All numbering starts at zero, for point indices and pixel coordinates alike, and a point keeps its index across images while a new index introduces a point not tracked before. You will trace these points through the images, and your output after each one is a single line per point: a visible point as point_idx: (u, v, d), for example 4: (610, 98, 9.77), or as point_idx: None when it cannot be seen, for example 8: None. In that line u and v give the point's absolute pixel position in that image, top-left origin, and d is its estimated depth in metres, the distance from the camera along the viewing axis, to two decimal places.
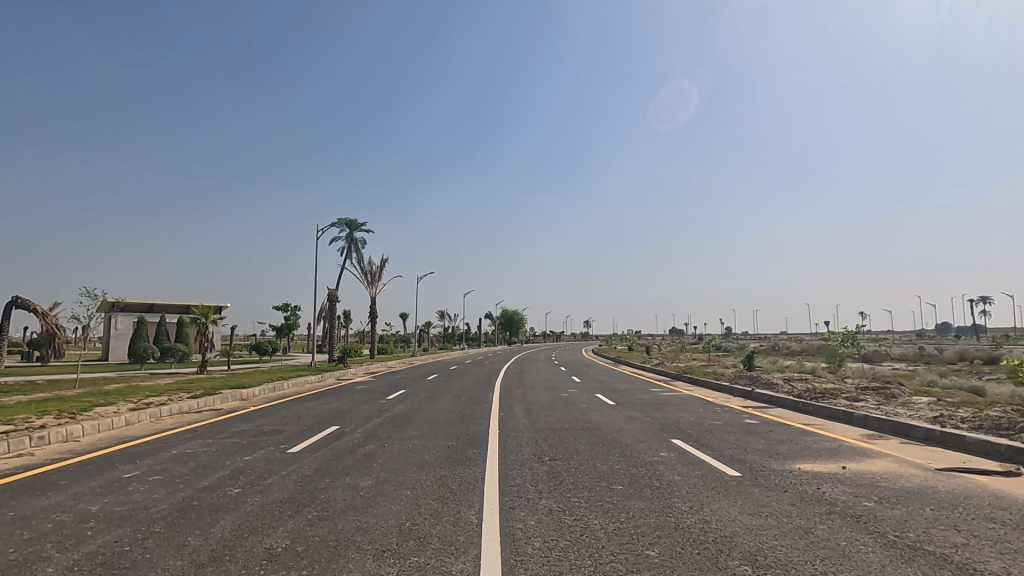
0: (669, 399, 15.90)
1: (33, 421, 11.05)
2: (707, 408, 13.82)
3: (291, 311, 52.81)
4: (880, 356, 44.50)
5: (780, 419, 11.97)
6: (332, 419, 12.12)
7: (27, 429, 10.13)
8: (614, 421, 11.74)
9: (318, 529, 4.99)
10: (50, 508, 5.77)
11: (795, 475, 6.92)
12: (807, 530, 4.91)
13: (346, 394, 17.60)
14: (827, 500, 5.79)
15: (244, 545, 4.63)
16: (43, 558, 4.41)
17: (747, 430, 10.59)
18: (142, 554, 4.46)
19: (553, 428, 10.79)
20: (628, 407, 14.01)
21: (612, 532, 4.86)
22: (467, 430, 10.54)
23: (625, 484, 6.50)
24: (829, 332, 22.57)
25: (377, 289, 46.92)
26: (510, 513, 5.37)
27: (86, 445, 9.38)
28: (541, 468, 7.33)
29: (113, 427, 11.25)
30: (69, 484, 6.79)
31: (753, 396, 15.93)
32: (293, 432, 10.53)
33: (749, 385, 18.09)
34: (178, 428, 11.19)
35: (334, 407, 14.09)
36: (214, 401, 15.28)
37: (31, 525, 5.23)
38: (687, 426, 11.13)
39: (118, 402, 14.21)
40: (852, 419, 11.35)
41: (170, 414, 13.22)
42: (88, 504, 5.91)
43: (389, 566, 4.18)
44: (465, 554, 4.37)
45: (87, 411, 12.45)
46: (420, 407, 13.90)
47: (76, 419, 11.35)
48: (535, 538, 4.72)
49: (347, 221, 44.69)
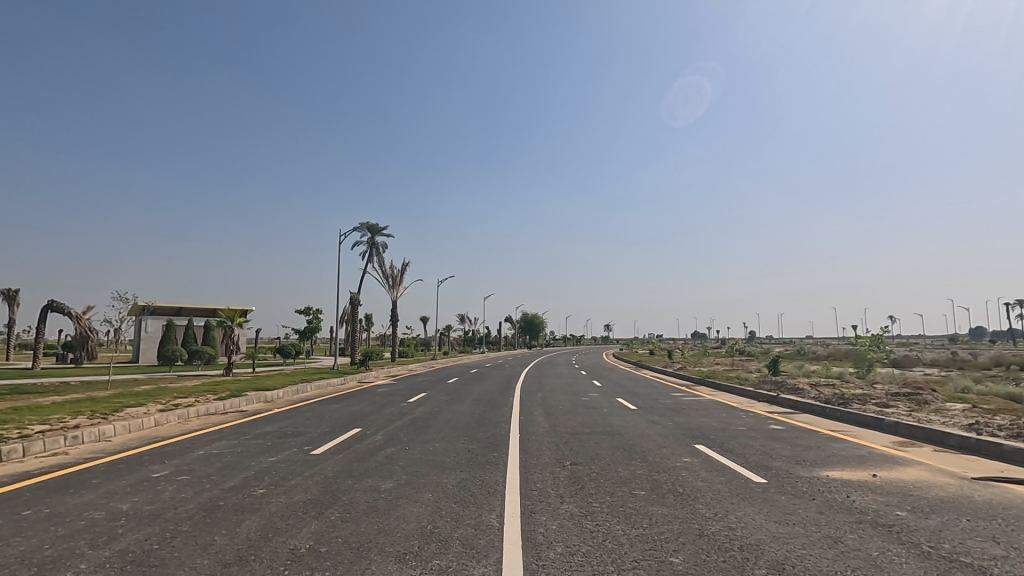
0: (690, 404, 15.66)
1: (68, 420, 11.43)
2: (730, 413, 13.64)
3: (314, 314, 53.59)
4: (910, 360, 43.35)
5: (807, 425, 11.73)
6: (354, 421, 12.27)
7: (62, 428, 10.48)
8: (637, 426, 11.62)
9: (341, 531, 5.04)
10: (83, 506, 5.93)
11: (824, 483, 6.74)
12: (836, 539, 4.79)
13: (367, 396, 17.72)
14: (857, 509, 5.64)
15: (269, 545, 4.69)
16: (76, 555, 4.53)
17: (771, 435, 10.41)
18: (170, 553, 4.54)
19: (574, 432, 10.71)
20: (651, 412, 13.81)
21: (634, 537, 4.81)
22: (487, 433, 10.55)
23: (647, 489, 6.42)
24: (855, 337, 22.13)
25: (399, 293, 47.27)
26: (531, 517, 5.35)
27: (117, 444, 9.67)
28: (562, 473, 7.29)
29: (143, 426, 11.58)
30: (101, 482, 6.99)
31: (778, 401, 15.69)
32: (316, 434, 10.68)
33: (775, 390, 17.77)
34: (204, 429, 11.44)
35: (355, 410, 14.29)
36: (239, 402, 15.60)
37: (65, 522, 5.39)
38: (710, 431, 10.93)
39: (147, 403, 14.61)
40: (882, 425, 11.08)
41: (198, 414, 13.57)
42: (118, 502, 6.05)
43: (411, 568, 4.19)
44: (486, 557, 4.37)
45: (119, 412, 12.86)
46: (441, 410, 13.97)
47: (108, 419, 11.70)
48: (557, 543, 4.70)
49: (369, 225, 45.09)
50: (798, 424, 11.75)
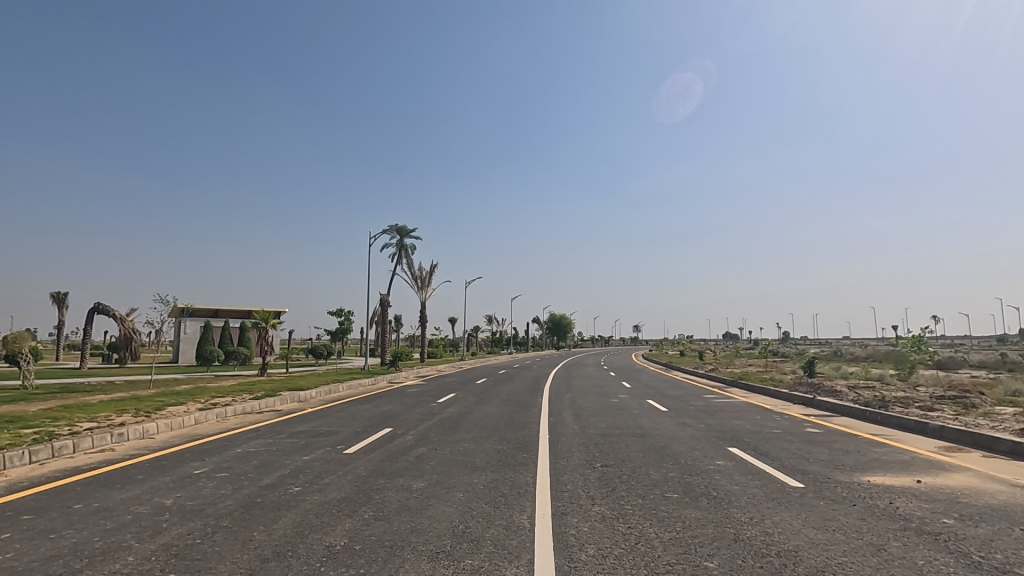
0: (723, 406, 15.37)
1: (114, 418, 11.91)
2: (764, 415, 13.33)
3: (345, 315, 54.58)
4: (956, 362, 41.61)
5: (846, 428, 11.37)
6: (385, 421, 12.45)
7: (108, 426, 10.92)
8: (667, 428, 11.46)
9: (374, 529, 5.10)
10: (129, 501, 6.16)
11: (865, 489, 6.53)
12: (879, 546, 4.63)
13: (397, 397, 17.93)
14: (900, 516, 5.45)
15: (305, 542, 4.79)
16: (124, 548, 4.71)
17: (808, 439, 10.13)
18: (212, 547, 4.68)
19: (604, 434, 10.62)
20: (683, 414, 13.62)
21: (668, 541, 4.74)
22: (516, 434, 10.56)
23: (679, 492, 6.32)
24: (896, 337, 21.37)
25: (427, 294, 47.71)
26: (562, 519, 5.34)
27: (160, 442, 10.01)
28: (593, 474, 7.24)
29: (184, 425, 11.98)
30: (145, 478, 7.26)
31: (815, 403, 15.28)
32: (348, 433, 10.86)
33: (811, 392, 17.31)
34: (241, 427, 11.75)
35: (386, 410, 14.49)
36: (274, 402, 15.97)
37: (113, 515, 5.62)
38: (744, 434, 10.71)
39: (187, 402, 15.11)
40: (926, 429, 10.67)
41: (235, 413, 13.96)
42: (162, 498, 6.27)
43: (444, 567, 4.23)
44: (519, 558, 4.37)
45: (161, 410, 13.33)
46: (471, 410, 14.06)
47: (151, 417, 12.14)
48: (589, 545, 4.67)
49: (398, 227, 45.66)
50: (836, 428, 11.40)
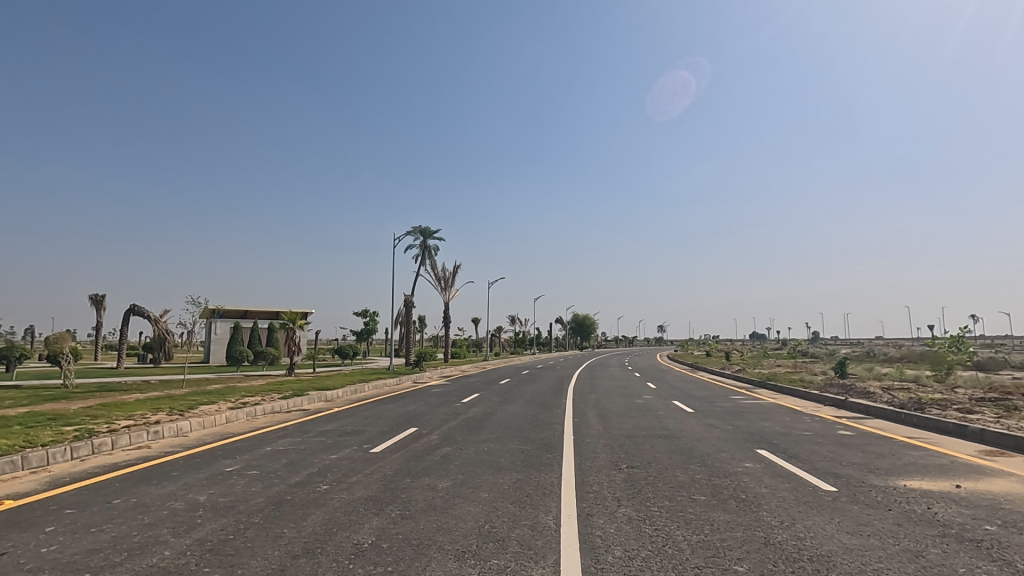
0: (751, 407, 15.08)
1: (150, 416, 12.29)
2: (794, 417, 13.03)
3: (370, 316, 55.23)
4: (997, 363, 40.01)
5: (880, 431, 11.04)
6: (410, 421, 12.56)
7: (144, 424, 11.26)
8: (694, 429, 11.29)
9: (401, 528, 5.15)
10: (165, 497, 6.35)
11: (901, 493, 6.33)
12: (917, 553, 4.49)
13: (421, 397, 18.07)
14: (939, 522, 5.27)
15: (334, 540, 4.86)
16: (161, 542, 4.85)
17: (841, 441, 9.87)
18: (244, 543, 4.79)
19: (629, 435, 10.53)
20: (709, 415, 13.41)
21: (696, 543, 4.68)
22: (540, 435, 10.53)
23: (707, 495, 6.22)
24: (933, 337, 20.66)
25: (450, 295, 47.95)
26: (588, 520, 5.31)
27: (193, 440, 10.29)
28: (618, 476, 7.19)
29: (216, 423, 12.29)
30: (180, 475, 7.47)
31: (847, 405, 14.87)
32: (374, 432, 10.99)
33: (843, 393, 16.85)
34: (270, 426, 11.99)
35: (411, 410, 14.61)
36: (302, 402, 16.26)
37: (150, 511, 5.80)
38: (773, 436, 10.49)
39: (219, 401, 15.49)
40: (966, 432, 10.29)
41: (264, 412, 14.24)
42: (196, 494, 6.45)
43: (471, 566, 4.24)
44: (545, 559, 4.37)
45: (194, 409, 13.70)
46: (494, 411, 14.09)
47: (185, 416, 12.49)
48: (615, 546, 4.64)
49: (421, 229, 46.02)
50: (870, 431, 11.08)
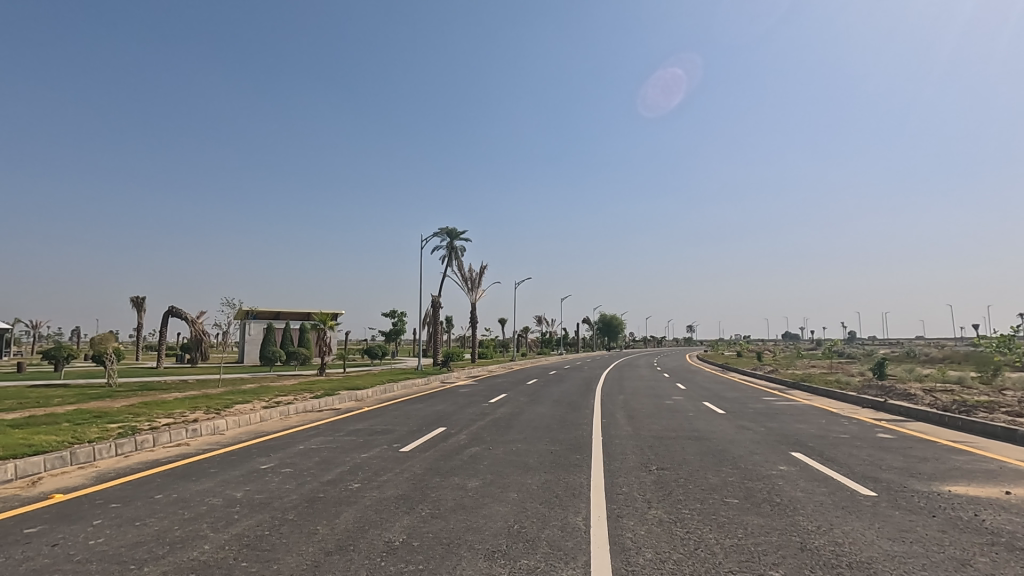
0: (785, 409, 14.72)
1: (188, 415, 12.69)
2: (830, 420, 12.68)
3: (398, 317, 55.87)
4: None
5: (922, 434, 10.64)
6: (438, 421, 12.67)
7: (183, 422, 11.62)
8: (725, 431, 11.07)
9: (431, 527, 5.20)
10: (203, 493, 6.55)
11: (946, 499, 6.09)
12: (963, 562, 4.32)
13: (449, 397, 18.19)
14: (987, 530, 5.05)
15: (365, 537, 4.93)
16: (200, 536, 5.00)
17: (880, 445, 9.56)
18: (279, 539, 4.90)
19: (659, 436, 10.39)
20: (741, 417, 13.15)
21: (729, 547, 4.59)
22: (569, 435, 10.49)
23: (740, 498, 6.10)
24: (979, 337, 19.83)
25: (477, 295, 48.16)
26: (618, 522, 5.27)
27: (229, 438, 10.57)
28: (648, 477, 7.11)
29: (251, 422, 12.61)
30: (217, 472, 7.69)
31: (886, 407, 14.39)
32: (403, 432, 11.11)
33: (882, 395, 16.30)
34: (302, 425, 12.23)
35: (439, 409, 14.73)
36: (333, 401, 16.55)
37: (190, 506, 5.98)
38: (808, 438, 10.22)
39: (253, 400, 15.88)
40: (1015, 436, 9.84)
41: (296, 412, 14.55)
42: (233, 490, 6.63)
43: (501, 566, 4.25)
44: (575, 560, 4.35)
45: (230, 408, 14.09)
46: (522, 411, 14.09)
47: (221, 414, 12.86)
48: (647, 549, 4.58)
49: (448, 230, 46.35)
50: (911, 434, 10.70)
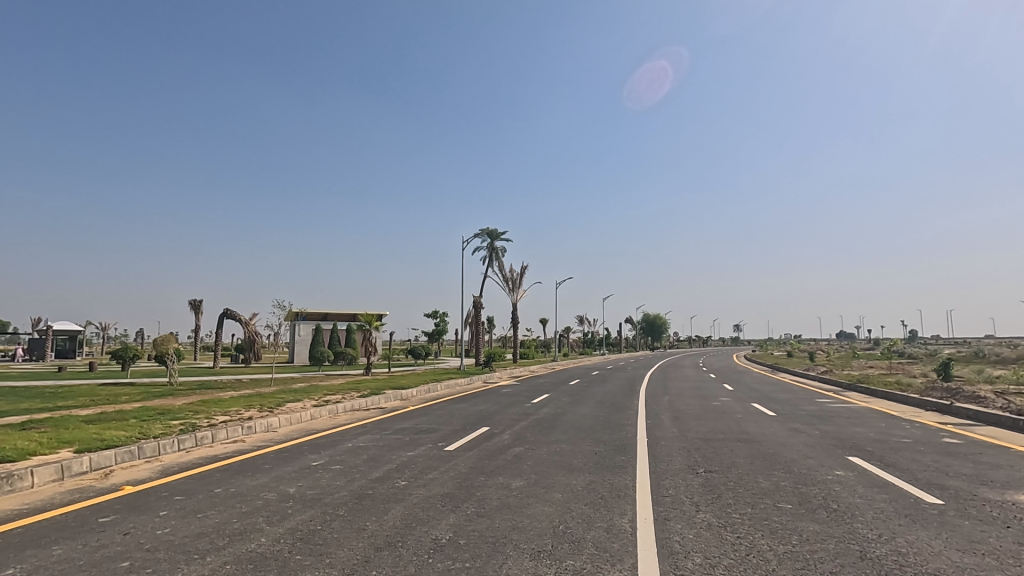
0: (840, 411, 14.10)
1: (244, 413, 13.25)
2: (890, 423, 12.06)
3: (441, 317, 56.60)
4: None
5: (994, 440, 9.98)
6: (482, 420, 12.77)
7: (239, 419, 12.14)
8: (777, 434, 10.71)
9: (477, 525, 5.25)
10: (259, 488, 6.83)
11: (1022, 509, 5.70)
12: None
13: (492, 397, 18.31)
14: None
15: (413, 534, 5.03)
16: (257, 529, 5.22)
17: (946, 450, 9.03)
18: (331, 534, 5.06)
19: (706, 438, 10.14)
20: (793, 419, 12.67)
21: (782, 554, 4.45)
22: (613, 436, 10.39)
23: (794, 503, 5.89)
24: None
25: (518, 296, 48.30)
26: (666, 524, 5.17)
27: (281, 436, 10.97)
28: (696, 480, 6.95)
29: (302, 420, 13.05)
30: (272, 468, 8.01)
31: (953, 411, 13.57)
32: (447, 431, 11.27)
33: (948, 397, 15.39)
34: (350, 424, 12.56)
35: (482, 409, 14.86)
36: (379, 400, 16.93)
37: (247, 500, 6.25)
38: (866, 442, 9.76)
39: (304, 399, 16.43)
40: None
41: (344, 410, 14.96)
42: (286, 486, 6.89)
43: (546, 566, 4.25)
44: (622, 562, 4.29)
45: (282, 406, 14.64)
46: (565, 412, 14.02)
47: (274, 413, 13.36)
48: (695, 553, 4.49)
49: (488, 230, 46.67)
50: (981, 439, 10.06)
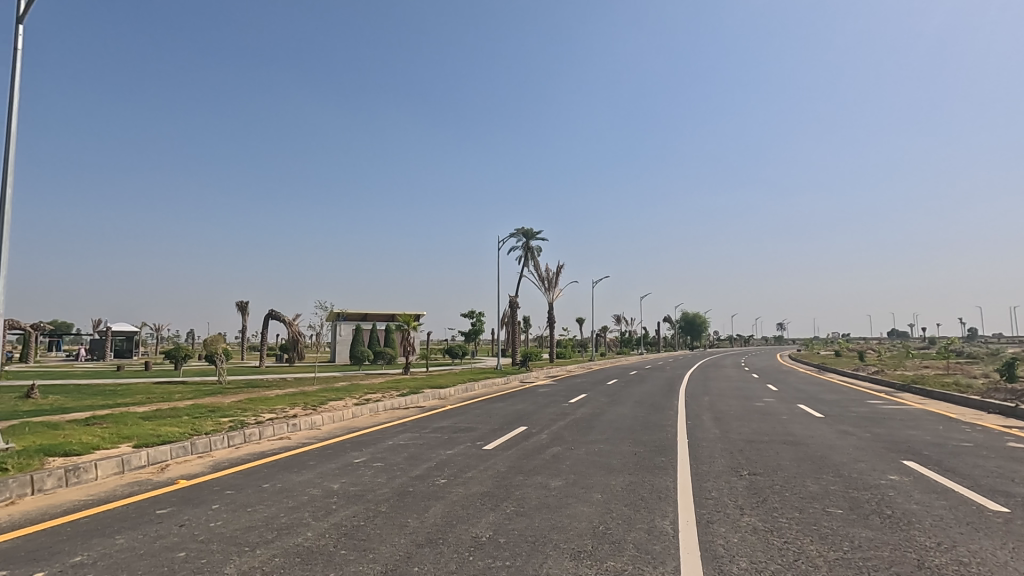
0: (893, 413, 13.49)
1: (288, 411, 13.66)
2: (948, 426, 11.47)
3: (477, 317, 56.98)
4: None
5: None
6: (519, 419, 12.80)
7: (284, 417, 12.54)
8: (824, 436, 10.34)
9: (516, 524, 5.26)
10: (305, 483, 7.03)
11: None
12: None
13: (529, 396, 18.32)
14: None
15: (454, 532, 5.08)
16: (303, 524, 5.37)
17: (1011, 455, 8.53)
18: (374, 530, 5.16)
19: (750, 440, 9.87)
20: (843, 422, 12.18)
21: (833, 560, 4.29)
22: (653, 436, 10.25)
23: (844, 508, 5.67)
24: None
25: (554, 295, 48.24)
26: (709, 528, 5.06)
27: (324, 433, 11.26)
28: (740, 482, 6.78)
29: (343, 418, 13.36)
30: (316, 464, 8.23)
31: (1017, 413, 12.80)
32: (485, 430, 11.34)
33: (1012, 399, 14.52)
34: (390, 422, 12.78)
35: (520, 409, 14.89)
36: (418, 399, 17.17)
37: (294, 495, 6.45)
38: (922, 446, 9.32)
39: (345, 397, 16.82)
40: None
41: (384, 409, 15.24)
42: (330, 482, 7.07)
43: (587, 567, 4.22)
44: (664, 564, 4.22)
45: (324, 404, 15.01)
46: (603, 412, 13.90)
47: (317, 411, 13.73)
48: (741, 558, 4.37)
49: (524, 230, 46.74)
50: None
